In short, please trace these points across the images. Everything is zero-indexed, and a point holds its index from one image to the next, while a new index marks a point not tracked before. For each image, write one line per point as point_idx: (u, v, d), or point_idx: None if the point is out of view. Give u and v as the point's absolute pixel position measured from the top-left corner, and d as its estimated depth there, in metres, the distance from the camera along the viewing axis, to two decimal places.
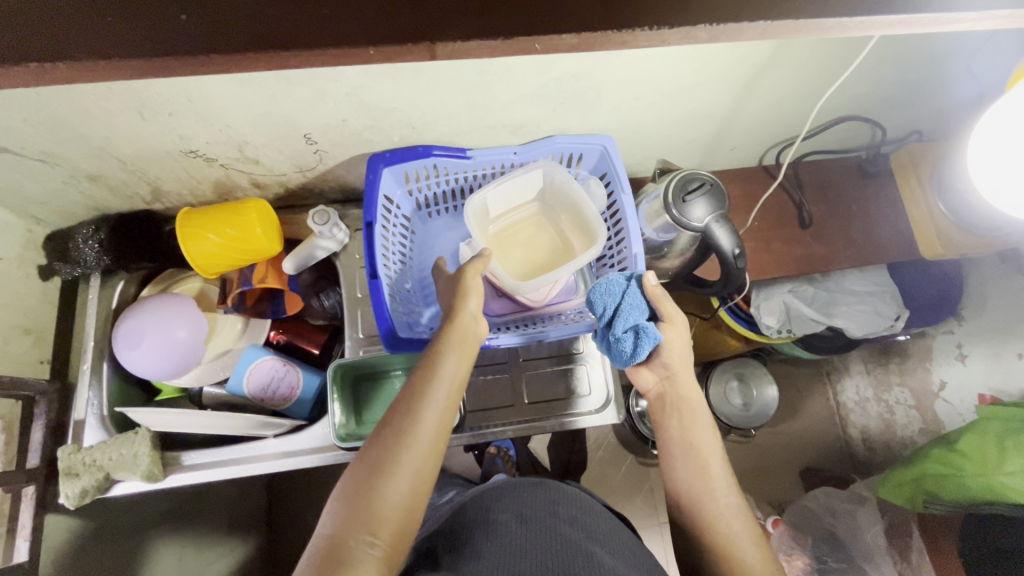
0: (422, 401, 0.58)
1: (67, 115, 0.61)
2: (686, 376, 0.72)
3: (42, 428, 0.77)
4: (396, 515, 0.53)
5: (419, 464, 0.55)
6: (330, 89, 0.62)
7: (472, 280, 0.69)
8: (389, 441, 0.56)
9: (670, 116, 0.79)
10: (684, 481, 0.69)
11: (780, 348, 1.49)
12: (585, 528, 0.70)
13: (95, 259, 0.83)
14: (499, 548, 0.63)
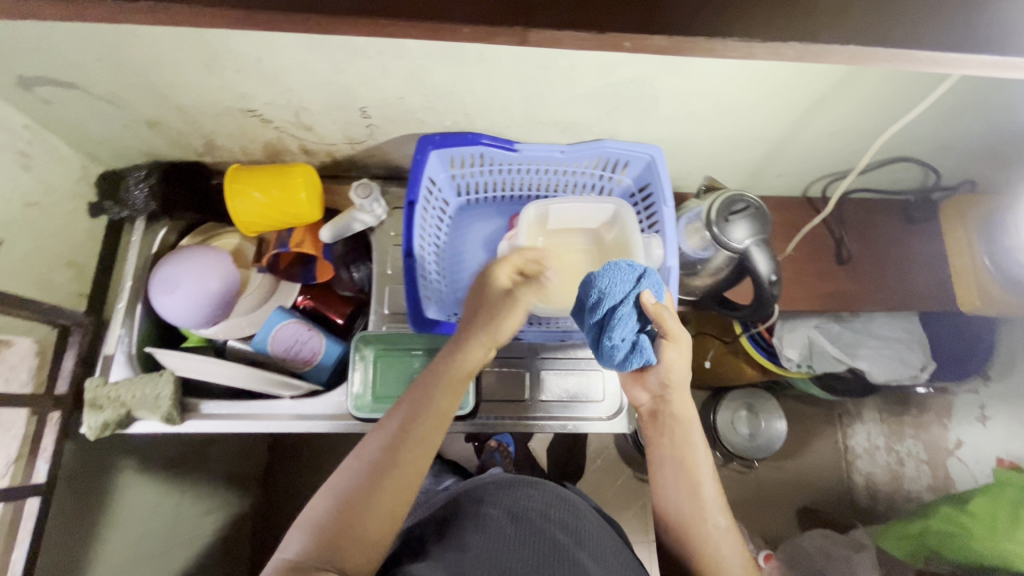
0: (411, 424, 0.60)
1: (140, 60, 0.63)
2: (681, 393, 0.70)
3: (73, 359, 0.79)
4: (371, 528, 0.54)
5: (401, 483, 0.57)
6: (394, 64, 0.63)
7: (493, 317, 0.67)
8: (374, 457, 0.58)
9: (722, 134, 0.78)
10: (676, 502, 0.68)
11: (794, 383, 1.47)
12: (569, 529, 0.69)
13: (144, 203, 0.86)
14: (483, 543, 0.64)
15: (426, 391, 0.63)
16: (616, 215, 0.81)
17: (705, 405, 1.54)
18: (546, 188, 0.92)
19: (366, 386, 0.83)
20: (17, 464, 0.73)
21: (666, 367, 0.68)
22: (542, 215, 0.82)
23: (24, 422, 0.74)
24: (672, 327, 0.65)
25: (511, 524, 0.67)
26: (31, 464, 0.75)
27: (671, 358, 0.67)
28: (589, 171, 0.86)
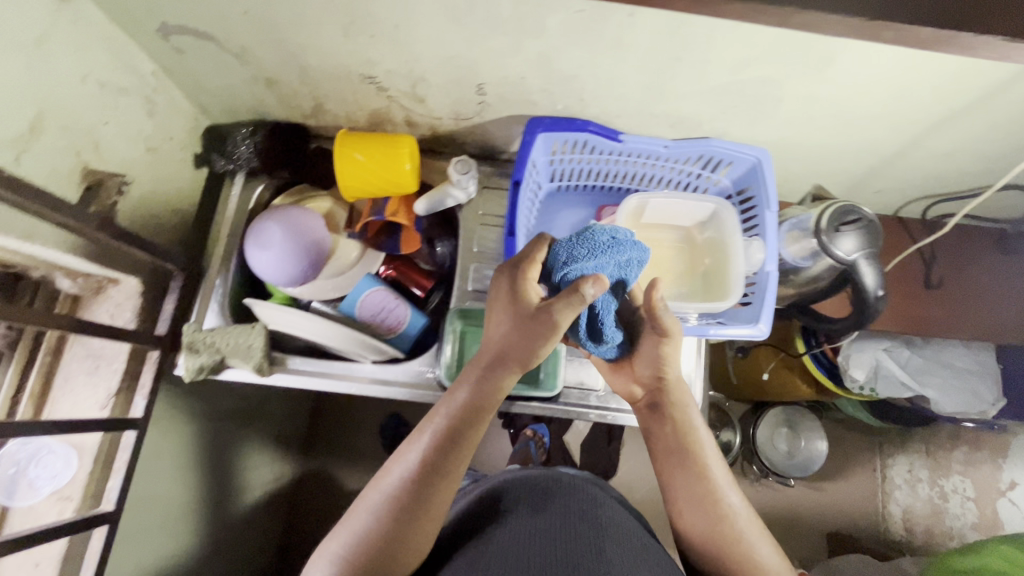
0: (438, 450, 0.63)
1: (283, 18, 0.65)
2: (677, 382, 0.76)
3: (173, 302, 0.82)
4: (408, 540, 0.60)
5: (434, 502, 0.62)
6: (529, 43, 0.64)
7: (532, 333, 0.64)
8: (402, 481, 0.62)
9: (835, 143, 0.77)
10: (691, 498, 0.71)
11: (842, 406, 1.45)
12: (597, 525, 0.66)
13: (248, 158, 0.88)
14: (506, 532, 0.64)
15: (454, 418, 0.65)
16: (716, 216, 0.81)
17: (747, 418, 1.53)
18: (639, 182, 0.91)
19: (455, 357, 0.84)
20: (117, 397, 0.77)
21: (654, 361, 0.75)
22: (639, 210, 0.83)
23: (127, 357, 0.78)
24: (666, 322, 0.71)
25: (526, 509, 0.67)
26: (129, 398, 0.79)
27: (661, 353, 0.74)
28: (687, 169, 0.86)
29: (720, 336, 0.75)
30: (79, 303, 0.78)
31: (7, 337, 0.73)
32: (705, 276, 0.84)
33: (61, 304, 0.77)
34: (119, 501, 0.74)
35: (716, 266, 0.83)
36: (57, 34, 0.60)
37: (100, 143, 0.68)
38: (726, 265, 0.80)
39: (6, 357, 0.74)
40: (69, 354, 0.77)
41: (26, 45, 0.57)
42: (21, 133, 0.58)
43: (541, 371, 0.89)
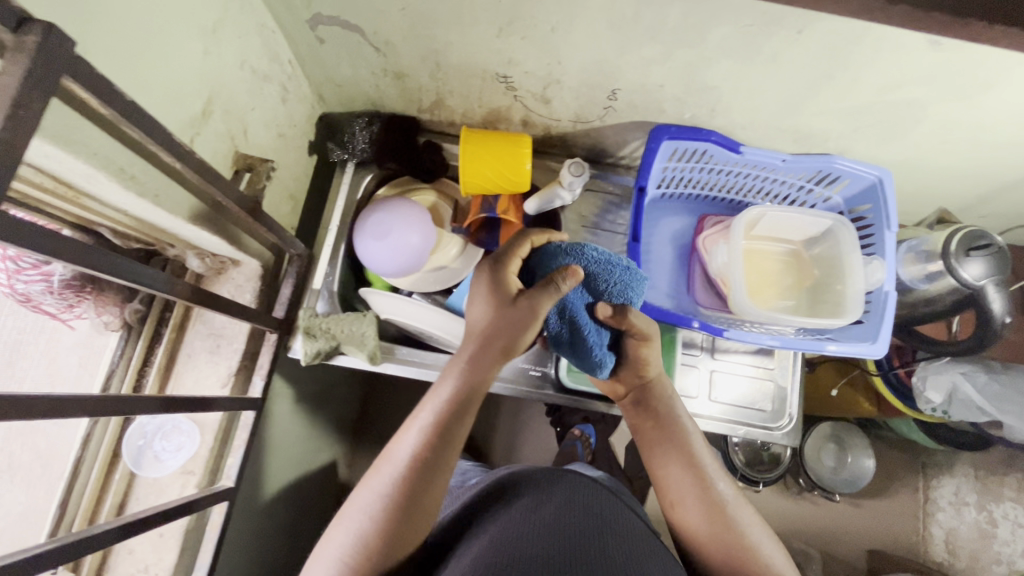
0: (432, 437, 0.58)
1: (440, 16, 0.66)
2: (658, 373, 0.73)
3: (290, 287, 0.83)
4: (406, 531, 0.55)
5: (433, 489, 0.57)
6: (683, 53, 0.65)
7: (523, 317, 0.61)
8: (393, 476, 0.56)
9: (958, 168, 0.77)
10: (683, 492, 0.66)
11: (894, 425, 1.43)
12: (597, 516, 0.59)
13: (362, 149, 0.89)
14: (490, 517, 0.59)
15: (448, 404, 0.60)
16: (831, 232, 0.82)
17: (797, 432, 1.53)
18: (744, 192, 0.91)
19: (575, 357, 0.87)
20: (238, 376, 0.79)
21: (639, 361, 0.71)
22: (754, 221, 0.83)
23: (246, 338, 0.79)
24: (643, 321, 0.67)
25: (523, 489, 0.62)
26: (246, 378, 0.80)
27: (644, 355, 0.70)
28: (798, 183, 0.86)
29: (838, 352, 0.75)
30: (201, 282, 0.80)
31: (138, 312, 0.75)
32: (812, 292, 0.85)
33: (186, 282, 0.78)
34: (238, 477, 0.76)
35: (827, 282, 0.83)
36: (228, 21, 0.62)
37: (248, 128, 0.70)
38: (839, 282, 0.80)
39: (135, 331, 0.76)
40: (192, 332, 0.79)
41: (208, 30, 0.59)
42: (195, 117, 0.59)
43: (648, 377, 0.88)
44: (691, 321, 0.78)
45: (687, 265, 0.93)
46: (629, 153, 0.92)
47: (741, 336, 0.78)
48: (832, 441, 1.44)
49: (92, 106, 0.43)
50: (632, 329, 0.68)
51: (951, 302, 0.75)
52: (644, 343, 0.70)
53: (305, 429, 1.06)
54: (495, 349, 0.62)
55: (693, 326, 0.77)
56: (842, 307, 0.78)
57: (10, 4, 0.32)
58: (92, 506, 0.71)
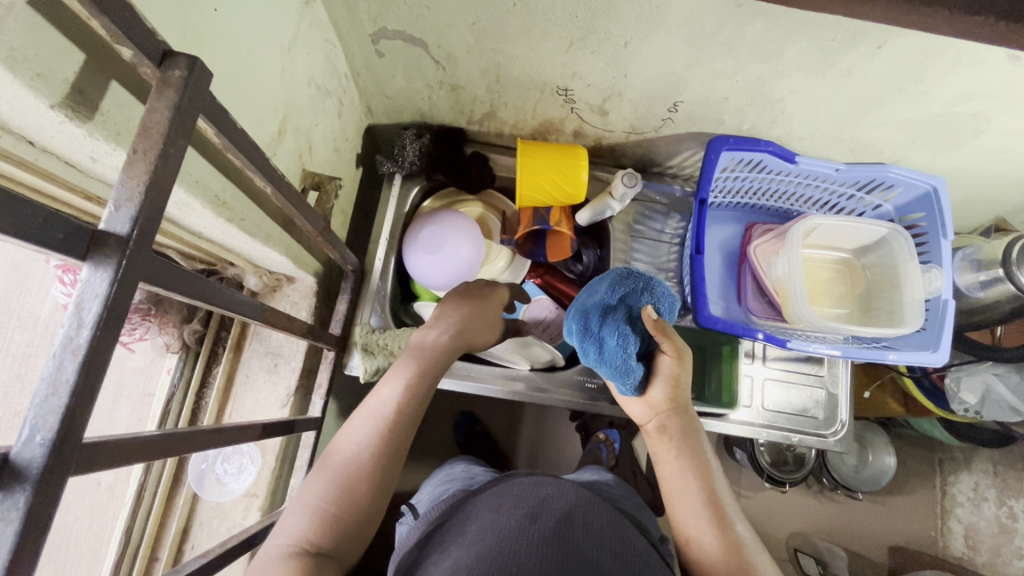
0: (377, 436, 0.59)
1: (510, 31, 0.65)
2: (683, 401, 0.71)
3: (344, 303, 0.82)
4: (359, 526, 0.55)
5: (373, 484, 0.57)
6: (754, 67, 0.65)
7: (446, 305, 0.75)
8: (334, 475, 0.56)
9: (1013, 176, 0.78)
10: (694, 508, 0.64)
11: (915, 423, 1.41)
12: (603, 536, 0.57)
13: (412, 161, 0.87)
14: (490, 527, 0.57)
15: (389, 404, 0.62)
16: (885, 240, 0.82)
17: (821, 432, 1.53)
18: (792, 201, 0.92)
19: None
20: (296, 395, 0.77)
21: (669, 378, 0.70)
22: (809, 231, 0.83)
23: (303, 356, 0.78)
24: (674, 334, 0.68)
25: (528, 504, 0.60)
26: (304, 397, 0.79)
27: (673, 373, 0.70)
28: (848, 192, 0.87)
29: (902, 361, 0.76)
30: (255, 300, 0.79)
31: (196, 332, 0.74)
32: (864, 300, 0.86)
33: None
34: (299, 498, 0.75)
35: (880, 290, 0.83)
36: (300, 38, 0.60)
37: (311, 145, 0.69)
38: (894, 290, 0.81)
39: (192, 353, 0.75)
40: (248, 351, 0.78)
41: (285, 49, 0.58)
42: (271, 137, 0.58)
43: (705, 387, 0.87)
44: (755, 332, 0.77)
45: (736, 274, 0.93)
46: (678, 162, 0.92)
47: (803, 346, 0.78)
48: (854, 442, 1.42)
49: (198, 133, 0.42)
50: (668, 345, 0.69)
51: (1010, 308, 0.76)
52: (676, 360, 0.69)
53: None
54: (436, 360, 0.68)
55: (758, 338, 0.77)
56: (899, 315, 0.79)
57: (156, 38, 0.31)
58: (156, 531, 0.70)
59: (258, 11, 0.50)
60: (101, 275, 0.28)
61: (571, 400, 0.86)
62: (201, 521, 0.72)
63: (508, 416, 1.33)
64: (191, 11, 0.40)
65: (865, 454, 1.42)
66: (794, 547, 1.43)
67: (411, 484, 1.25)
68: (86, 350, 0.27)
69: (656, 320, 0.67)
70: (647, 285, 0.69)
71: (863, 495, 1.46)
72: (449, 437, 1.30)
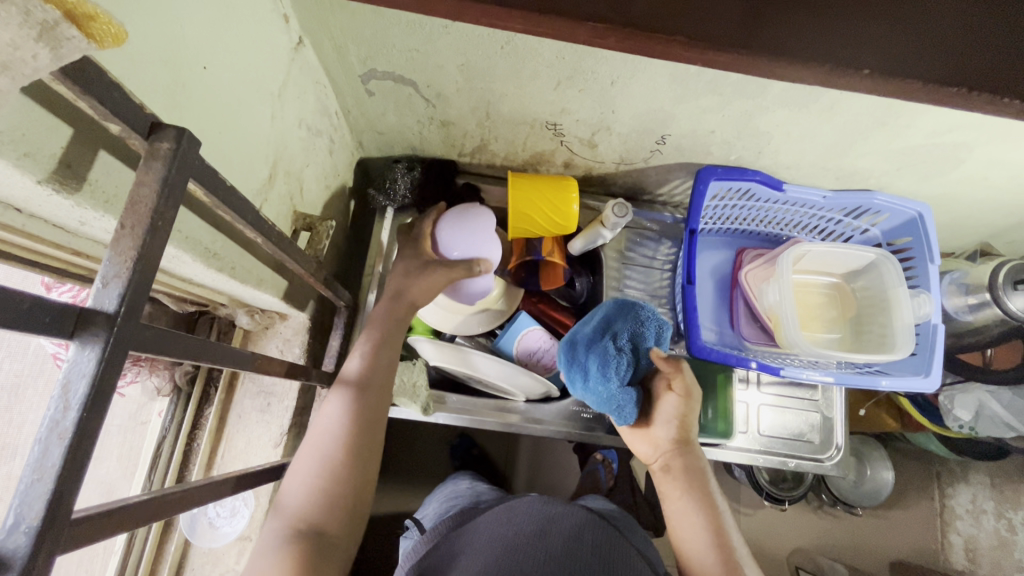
0: (353, 413, 0.57)
1: (499, 72, 0.66)
2: (689, 437, 0.69)
3: (338, 339, 0.81)
4: (349, 508, 0.53)
5: (363, 458, 0.55)
6: (739, 103, 0.66)
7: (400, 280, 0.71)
8: (308, 477, 0.53)
9: (994, 201, 0.80)
10: (702, 538, 0.63)
11: (913, 439, 1.41)
12: (606, 551, 0.57)
13: (404, 194, 0.88)
14: (494, 548, 0.56)
15: (361, 374, 0.60)
16: (874, 265, 0.83)
17: None
18: (781, 226, 0.93)
19: None
20: (290, 433, 0.77)
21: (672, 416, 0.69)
22: (799, 257, 0.84)
23: (296, 394, 0.77)
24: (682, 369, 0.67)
25: (533, 518, 0.60)
26: (298, 434, 0.78)
27: (678, 411, 0.68)
28: (836, 218, 0.87)
29: (894, 387, 0.76)
30: (247, 339, 0.78)
31: (187, 374, 0.73)
32: (855, 324, 0.86)
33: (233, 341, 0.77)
34: None
35: (870, 314, 0.84)
36: (289, 83, 0.61)
37: (302, 185, 0.69)
38: (885, 315, 0.82)
39: (184, 395, 0.74)
40: (240, 390, 0.77)
41: (275, 95, 0.58)
42: (262, 182, 0.58)
43: (701, 415, 0.87)
44: (749, 361, 0.77)
45: (728, 299, 0.93)
46: (668, 190, 0.92)
47: (796, 373, 0.78)
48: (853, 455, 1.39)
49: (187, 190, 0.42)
50: (668, 379, 0.67)
51: (998, 331, 0.77)
52: (680, 398, 0.68)
53: None
54: (399, 323, 0.67)
55: (751, 366, 0.77)
56: (890, 341, 0.79)
57: (143, 111, 0.31)
58: None
59: (247, 64, 0.51)
60: (88, 353, 0.28)
61: (567, 431, 0.85)
62: (193, 567, 0.71)
63: (504, 440, 1.32)
64: (181, 73, 0.41)
65: (863, 468, 1.38)
66: (795, 564, 1.42)
67: (408, 513, 1.23)
68: (72, 434, 0.27)
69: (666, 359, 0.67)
70: (648, 322, 0.69)
71: (862, 510, 1.45)
72: (446, 464, 1.28)
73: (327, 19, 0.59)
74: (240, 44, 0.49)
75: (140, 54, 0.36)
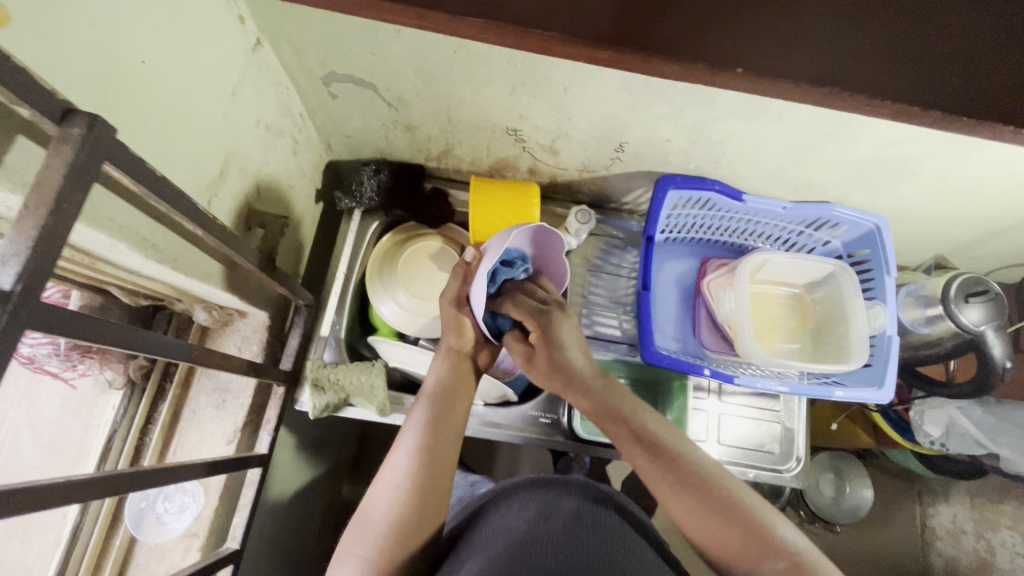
0: (424, 452, 0.61)
1: (454, 78, 0.67)
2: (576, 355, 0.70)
3: (297, 338, 0.81)
4: (432, 511, 0.59)
5: (436, 494, 0.59)
6: (689, 112, 0.67)
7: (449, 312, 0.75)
8: (397, 489, 0.59)
9: (951, 215, 0.81)
10: (653, 464, 0.60)
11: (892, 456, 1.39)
12: (610, 535, 0.58)
13: (370, 197, 0.89)
14: (497, 539, 0.57)
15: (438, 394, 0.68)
16: (832, 276, 0.84)
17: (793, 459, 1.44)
18: (746, 237, 0.94)
19: None
20: (244, 430, 0.77)
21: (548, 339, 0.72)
22: (758, 267, 0.85)
23: (252, 392, 0.78)
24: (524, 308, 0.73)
25: (530, 508, 0.60)
26: (253, 432, 0.78)
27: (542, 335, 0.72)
28: (798, 230, 0.88)
29: (848, 397, 0.76)
30: (206, 335, 0.79)
31: (142, 368, 0.73)
32: (815, 335, 0.87)
33: (191, 337, 0.77)
34: (244, 538, 0.73)
35: (829, 325, 0.84)
36: (246, 83, 0.62)
37: (260, 183, 0.70)
38: (843, 326, 0.82)
39: (138, 389, 0.74)
40: (196, 386, 0.77)
41: (228, 94, 0.59)
42: (213, 177, 0.59)
43: None
44: (703, 368, 0.77)
45: (692, 308, 0.94)
46: (633, 199, 0.94)
47: (752, 382, 0.78)
48: (830, 471, 1.37)
49: (108, 176, 0.42)
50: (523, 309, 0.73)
51: (953, 345, 0.77)
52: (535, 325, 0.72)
53: (301, 475, 1.03)
54: (465, 370, 0.72)
55: (705, 374, 0.77)
56: (847, 352, 0.80)
57: (56, 97, 0.32)
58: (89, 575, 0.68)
59: (195, 62, 0.52)
60: None
61: (525, 436, 0.85)
62: (137, 563, 0.70)
63: (477, 447, 1.31)
64: (115, 67, 0.42)
65: (842, 485, 1.35)
66: None
67: None
68: None
69: (531, 296, 0.74)
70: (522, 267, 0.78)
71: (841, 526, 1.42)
72: None
73: (283, 23, 0.60)
74: (186, 41, 0.50)
75: (67, 45, 0.37)
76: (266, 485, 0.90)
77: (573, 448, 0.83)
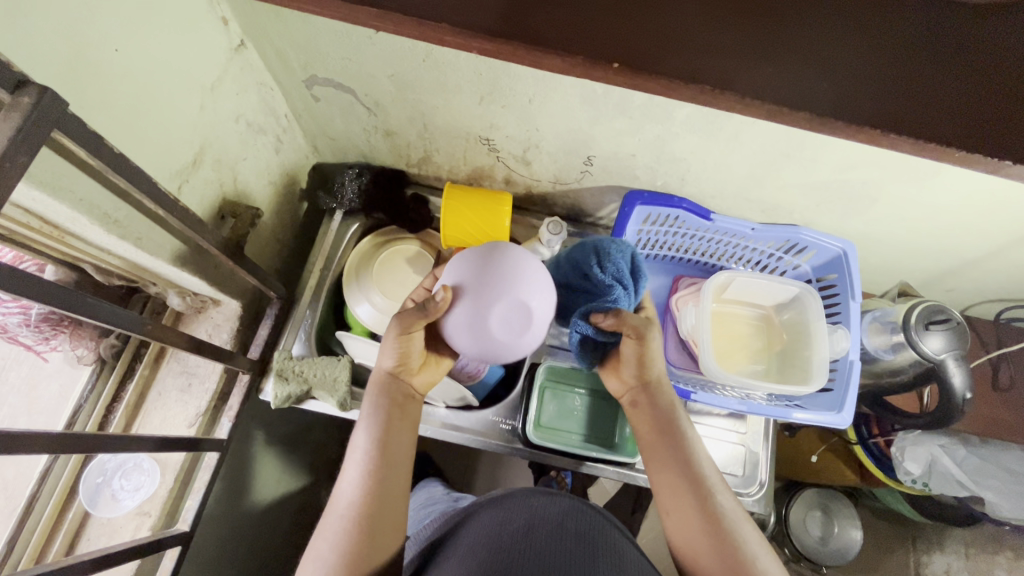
0: (370, 481, 0.59)
1: (425, 87, 0.70)
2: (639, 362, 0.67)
3: (266, 328, 0.84)
4: (389, 515, 0.58)
5: (385, 523, 0.58)
6: (648, 128, 0.69)
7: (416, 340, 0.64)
8: (350, 502, 0.58)
9: (918, 241, 0.81)
10: (679, 496, 0.61)
11: (881, 497, 1.25)
12: (592, 540, 0.59)
13: (351, 198, 0.92)
14: (478, 543, 0.57)
15: (380, 392, 0.65)
16: (799, 298, 0.83)
17: (777, 495, 1.30)
18: (718, 257, 0.94)
19: (545, 417, 0.84)
20: (206, 415, 0.79)
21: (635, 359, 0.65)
22: (724, 286, 0.86)
23: (218, 377, 0.79)
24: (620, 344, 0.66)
25: (520, 515, 0.60)
26: (215, 418, 0.80)
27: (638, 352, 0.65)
28: (768, 252, 0.88)
29: (806, 420, 0.76)
30: (180, 320, 0.82)
31: (113, 347, 0.76)
32: (781, 357, 0.86)
33: (164, 320, 0.80)
34: (194, 521, 0.74)
35: (794, 348, 0.84)
36: (225, 81, 0.66)
37: (236, 176, 0.74)
38: (806, 349, 0.81)
39: (108, 366, 0.77)
40: (165, 368, 0.79)
41: (205, 90, 0.63)
42: (183, 165, 0.63)
43: (619, 434, 0.84)
44: None
45: (661, 324, 0.94)
46: (608, 214, 0.95)
47: (708, 398, 0.78)
48: (818, 509, 1.22)
49: (56, 144, 0.44)
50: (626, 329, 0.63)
51: (914, 373, 0.76)
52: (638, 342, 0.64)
53: (277, 474, 1.02)
54: (407, 392, 0.67)
55: None
56: (809, 375, 0.79)
57: (11, 70, 0.36)
58: (41, 546, 0.69)
59: (170, 58, 0.56)
60: None
61: (484, 441, 0.85)
62: (89, 537, 0.71)
63: (457, 458, 1.29)
64: (87, 54, 0.46)
65: (830, 523, 1.21)
66: None
67: None
68: None
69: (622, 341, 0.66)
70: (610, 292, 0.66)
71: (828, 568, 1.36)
72: None
73: (262, 26, 0.64)
74: (162, 37, 0.54)
75: (38, 30, 0.41)
76: (218, 483, 0.83)
77: (529, 456, 0.83)
